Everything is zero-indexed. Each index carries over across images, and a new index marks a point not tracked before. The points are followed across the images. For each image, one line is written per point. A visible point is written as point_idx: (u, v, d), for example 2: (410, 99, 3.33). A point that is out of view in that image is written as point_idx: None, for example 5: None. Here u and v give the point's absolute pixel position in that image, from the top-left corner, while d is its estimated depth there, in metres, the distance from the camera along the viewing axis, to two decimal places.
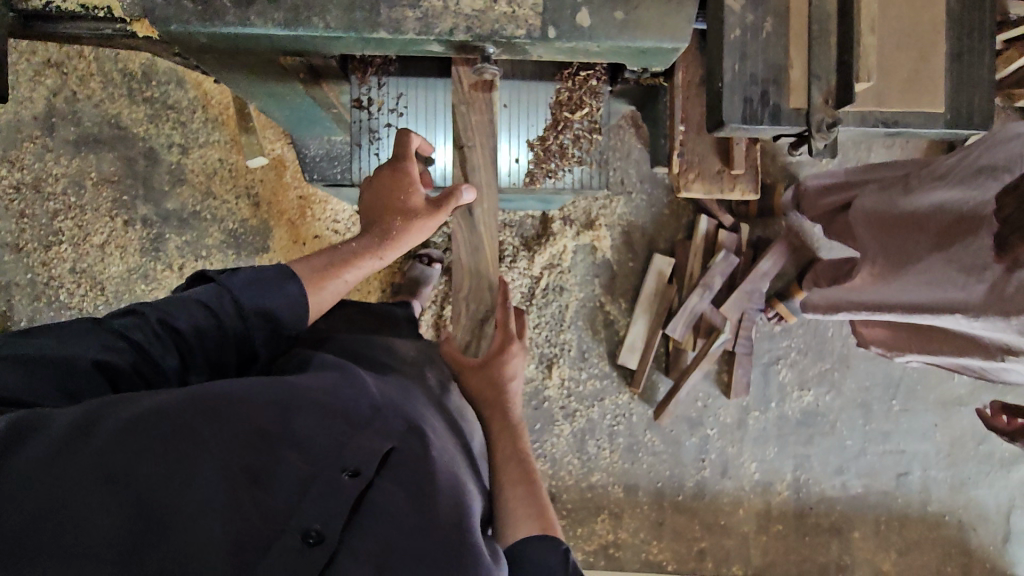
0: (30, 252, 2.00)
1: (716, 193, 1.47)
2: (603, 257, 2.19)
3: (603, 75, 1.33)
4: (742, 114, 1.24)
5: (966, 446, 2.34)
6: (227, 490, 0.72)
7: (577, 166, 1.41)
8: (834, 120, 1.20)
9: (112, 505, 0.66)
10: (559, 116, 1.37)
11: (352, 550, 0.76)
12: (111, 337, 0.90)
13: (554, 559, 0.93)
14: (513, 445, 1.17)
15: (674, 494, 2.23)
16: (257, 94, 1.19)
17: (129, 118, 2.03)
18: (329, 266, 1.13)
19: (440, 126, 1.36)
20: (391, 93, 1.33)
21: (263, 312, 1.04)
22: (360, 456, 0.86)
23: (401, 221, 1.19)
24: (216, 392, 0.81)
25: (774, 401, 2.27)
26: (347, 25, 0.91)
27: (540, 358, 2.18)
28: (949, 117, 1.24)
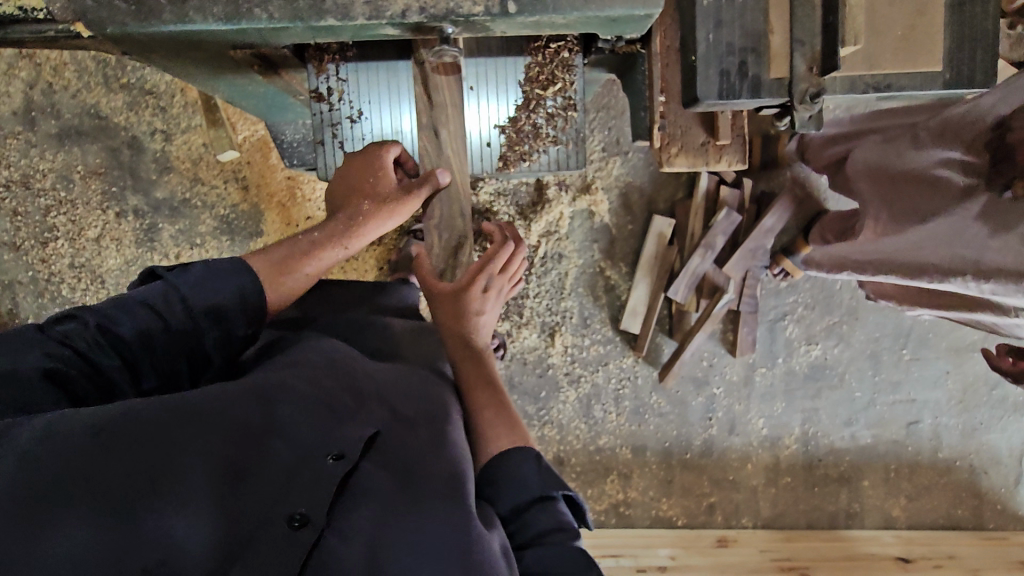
0: (27, 250, 2.00)
1: (700, 166, 1.32)
2: (601, 222, 2.14)
3: (575, 46, 1.25)
4: (719, 90, 1.10)
5: (978, 392, 2.32)
6: (210, 491, 0.80)
7: (553, 146, 1.35)
8: (817, 90, 1.07)
9: (93, 507, 0.73)
10: (532, 94, 1.30)
11: (339, 529, 0.83)
12: (53, 344, 0.91)
13: (529, 468, 1.02)
14: (482, 372, 1.21)
15: (682, 453, 2.26)
16: (216, 87, 1.16)
17: (107, 107, 1.98)
18: (287, 258, 1.14)
19: (405, 99, 1.30)
20: (351, 79, 1.28)
21: (208, 307, 1.03)
22: (345, 440, 0.92)
23: (367, 205, 1.19)
24: (195, 397, 0.87)
25: (781, 357, 2.25)
26: (291, 15, 0.86)
27: (542, 327, 2.16)
28: (947, 77, 1.09)
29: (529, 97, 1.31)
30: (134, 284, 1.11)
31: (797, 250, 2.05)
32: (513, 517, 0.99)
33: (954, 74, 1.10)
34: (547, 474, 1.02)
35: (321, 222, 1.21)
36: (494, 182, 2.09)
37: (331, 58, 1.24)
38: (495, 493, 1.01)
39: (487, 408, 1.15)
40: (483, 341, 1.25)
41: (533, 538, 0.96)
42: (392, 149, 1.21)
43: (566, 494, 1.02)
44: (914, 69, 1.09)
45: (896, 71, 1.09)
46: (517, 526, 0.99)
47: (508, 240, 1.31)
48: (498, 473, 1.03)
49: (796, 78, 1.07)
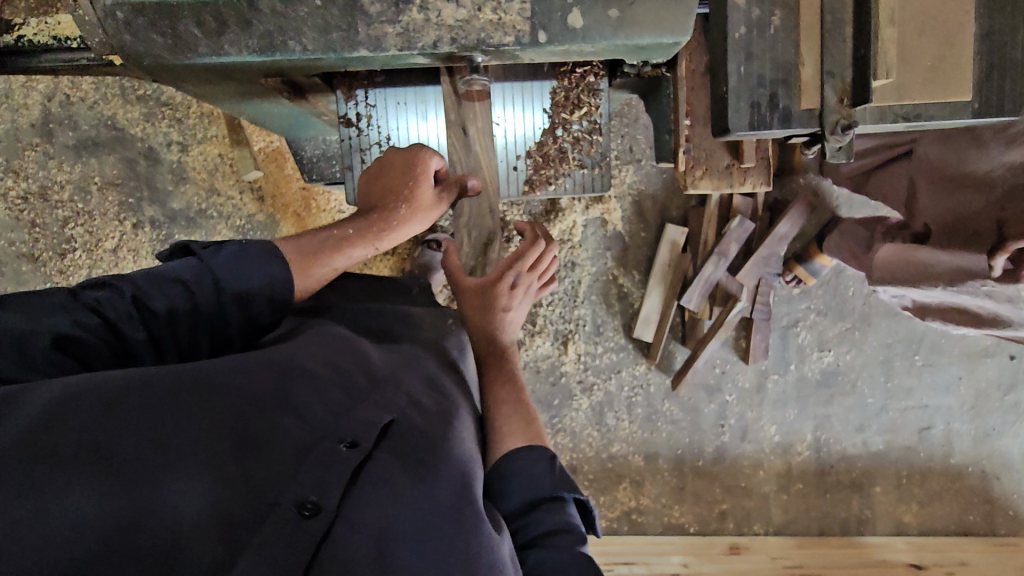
0: (45, 261, 2.02)
1: (724, 188, 1.32)
2: (614, 230, 2.14)
3: (601, 70, 1.29)
4: (749, 119, 1.10)
5: (991, 398, 2.32)
6: (220, 466, 0.78)
7: (578, 170, 1.35)
8: (851, 122, 1.06)
9: (104, 475, 0.72)
10: (558, 118, 1.33)
11: (348, 517, 0.80)
12: (85, 312, 0.93)
13: (542, 466, 1.04)
14: (503, 366, 1.26)
15: (694, 460, 2.26)
16: (245, 111, 1.18)
17: (124, 119, 2.00)
18: (319, 248, 1.16)
19: (432, 116, 1.31)
20: (380, 104, 1.30)
21: (238, 295, 1.05)
22: (356, 428, 0.90)
23: (403, 207, 1.22)
24: (209, 373, 0.88)
25: (793, 364, 2.26)
26: (323, 47, 0.89)
27: (555, 335, 2.17)
28: (976, 107, 1.08)
29: (555, 122, 1.33)
30: (164, 254, 1.15)
31: (812, 257, 2.07)
32: (519, 514, 1.02)
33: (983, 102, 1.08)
34: (560, 479, 1.04)
35: (353, 216, 1.23)
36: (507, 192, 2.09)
37: (360, 84, 1.27)
38: (505, 487, 1.03)
39: (506, 401, 1.19)
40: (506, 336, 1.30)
41: (537, 538, 0.98)
42: (434, 162, 1.24)
43: (576, 497, 1.03)
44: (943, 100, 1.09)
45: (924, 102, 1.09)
46: (522, 522, 1.01)
47: (538, 239, 1.36)
48: (510, 470, 1.05)
49: (826, 110, 1.07)
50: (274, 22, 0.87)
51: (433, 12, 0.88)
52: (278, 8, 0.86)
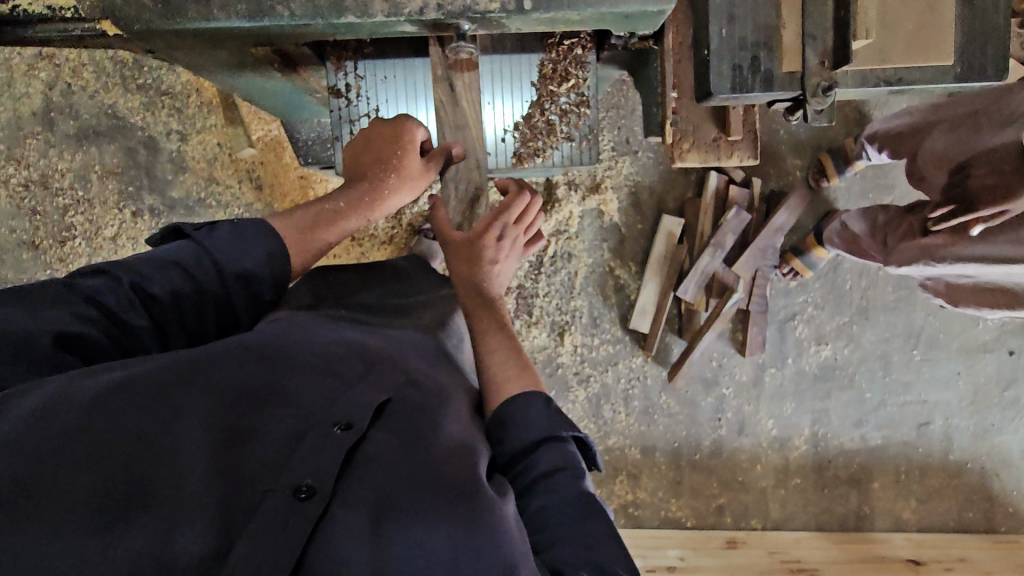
0: (45, 249, 2.03)
1: (710, 160, 1.32)
2: (611, 221, 2.15)
3: (588, 42, 1.28)
4: (731, 83, 1.09)
5: (990, 394, 2.30)
6: (214, 454, 0.78)
7: (566, 143, 1.36)
8: (830, 82, 1.07)
9: (101, 469, 0.72)
10: (545, 90, 1.33)
11: (344, 499, 0.79)
12: (83, 304, 0.93)
13: (537, 409, 1.03)
14: (494, 316, 1.22)
15: (691, 454, 2.25)
16: (236, 85, 1.18)
17: (124, 107, 2.01)
18: (314, 220, 1.21)
19: (422, 89, 1.31)
20: (369, 76, 1.31)
21: (240, 272, 1.09)
22: (352, 409, 0.90)
23: (392, 177, 1.26)
24: (201, 363, 0.88)
25: (791, 357, 2.25)
26: (312, 12, 0.88)
27: (551, 327, 2.17)
28: (958, 70, 1.09)
29: (542, 94, 1.33)
30: (153, 238, 1.15)
31: (808, 250, 2.06)
32: (522, 454, 1.00)
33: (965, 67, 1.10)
34: (556, 416, 1.02)
35: (343, 187, 1.27)
36: None
37: (350, 56, 1.27)
38: (506, 434, 1.02)
39: (501, 349, 1.17)
40: (496, 291, 1.27)
41: (537, 480, 0.97)
42: (419, 133, 1.27)
43: (575, 435, 1.02)
44: (922, 65, 1.10)
45: (905, 66, 1.10)
46: (522, 466, 0.99)
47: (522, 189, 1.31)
48: (508, 414, 1.04)
49: (806, 74, 1.07)
50: None
51: None
52: None
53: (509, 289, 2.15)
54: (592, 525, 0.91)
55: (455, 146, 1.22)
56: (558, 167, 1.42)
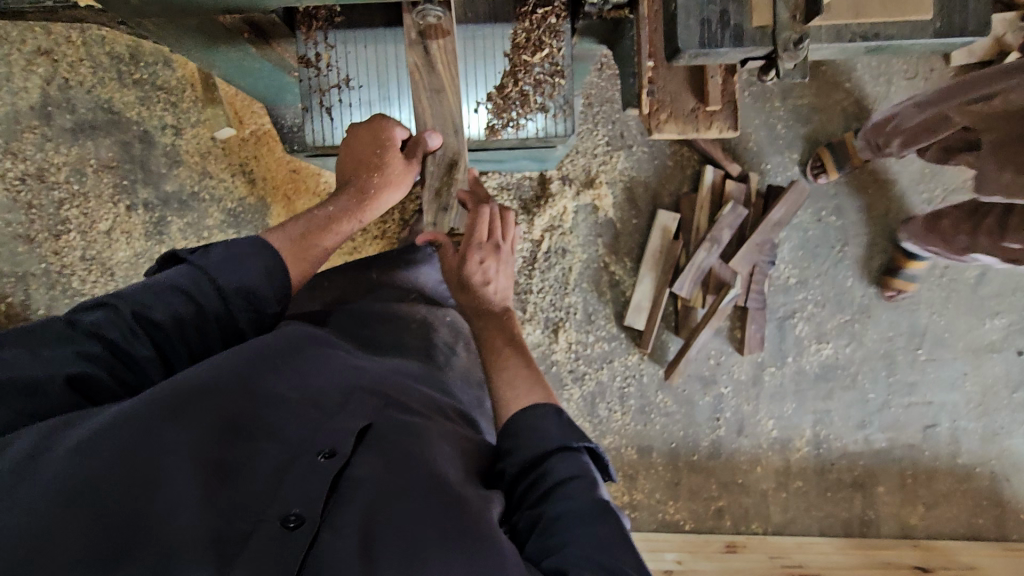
0: (40, 242, 2.04)
1: (689, 134, 1.18)
2: (605, 216, 2.12)
3: (562, 11, 1.25)
4: (700, 37, 0.93)
5: (998, 395, 2.23)
6: (202, 489, 0.74)
7: (540, 113, 1.31)
8: (802, 35, 0.90)
9: (84, 516, 0.67)
10: (518, 60, 1.28)
11: (335, 526, 0.76)
12: (85, 340, 0.90)
13: (548, 418, 0.97)
14: (508, 337, 1.17)
15: (689, 454, 2.20)
16: (211, 61, 1.23)
17: (120, 102, 2.03)
18: (308, 231, 1.16)
19: (396, 59, 1.27)
20: (340, 46, 1.27)
21: (240, 289, 1.03)
22: (337, 436, 0.87)
23: (377, 177, 1.22)
24: (182, 389, 0.84)
25: (791, 356, 2.19)
26: None
27: (545, 323, 2.13)
28: (938, 25, 0.91)
29: (515, 63, 1.29)
30: (154, 268, 1.10)
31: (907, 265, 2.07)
32: (530, 467, 0.93)
33: (945, 21, 0.91)
34: (568, 426, 0.96)
35: (335, 194, 1.23)
36: (497, 176, 2.08)
37: (319, 25, 1.24)
38: (512, 445, 0.96)
39: (499, 352, 1.14)
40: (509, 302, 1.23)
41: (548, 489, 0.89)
42: (398, 130, 1.23)
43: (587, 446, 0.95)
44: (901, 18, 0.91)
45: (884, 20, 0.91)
46: (534, 477, 0.92)
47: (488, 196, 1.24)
48: (520, 426, 0.98)
49: (778, 26, 0.90)
50: None
51: None
52: None
53: None
54: (602, 531, 0.84)
55: (431, 131, 1.17)
56: (535, 142, 1.36)
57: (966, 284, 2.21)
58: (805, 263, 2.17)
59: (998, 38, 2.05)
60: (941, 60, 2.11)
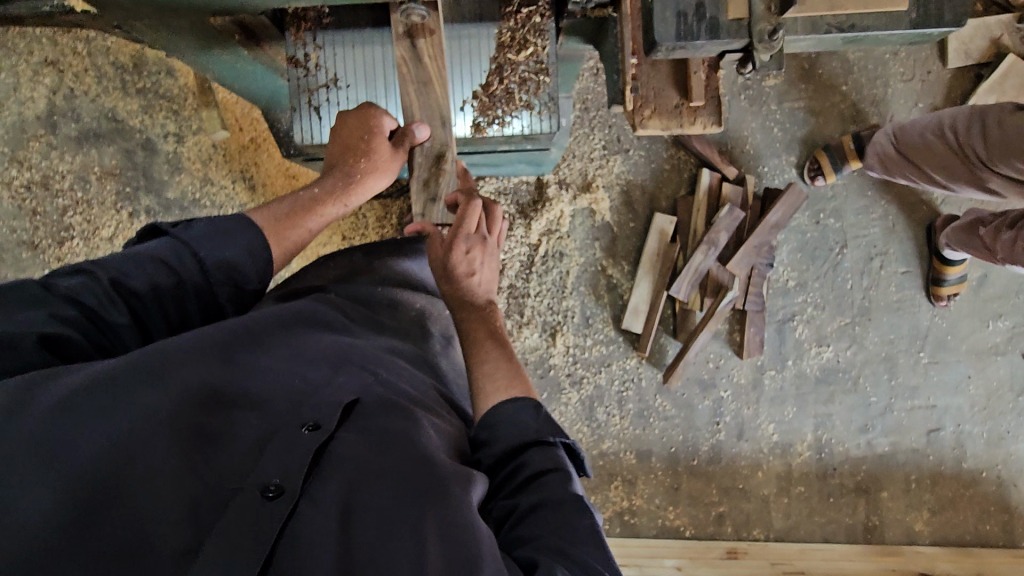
0: (44, 248, 2.07)
1: (674, 130, 1.19)
2: (602, 220, 2.12)
3: (547, 11, 1.27)
4: (677, 31, 0.93)
5: (1004, 399, 2.20)
6: (182, 454, 0.75)
7: (524, 112, 1.32)
8: (775, 26, 0.91)
9: (65, 474, 0.69)
10: (504, 58, 1.30)
11: (314, 498, 0.77)
12: (60, 304, 0.92)
13: (525, 412, 1.00)
14: (489, 325, 1.19)
15: (688, 459, 2.18)
16: (202, 62, 1.27)
17: (124, 110, 2.06)
18: (292, 211, 1.21)
19: (383, 61, 1.29)
20: (328, 47, 1.29)
21: (220, 262, 1.07)
22: (320, 411, 0.88)
23: (363, 162, 1.25)
24: (163, 358, 0.85)
25: (791, 359, 2.18)
26: None
27: (543, 327, 2.13)
28: (914, 17, 0.92)
29: (501, 61, 1.30)
30: (129, 242, 1.13)
31: (947, 272, 2.07)
32: (508, 459, 0.96)
33: (921, 13, 0.92)
34: (545, 421, 0.99)
35: (320, 176, 1.27)
36: (494, 181, 2.09)
37: (308, 27, 1.26)
38: (492, 437, 0.99)
39: (481, 339, 1.17)
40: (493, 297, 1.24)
41: (527, 479, 0.92)
42: (386, 119, 1.26)
43: (566, 442, 0.98)
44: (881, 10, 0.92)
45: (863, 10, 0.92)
46: (511, 469, 0.95)
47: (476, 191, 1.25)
48: (499, 420, 1.00)
49: (753, 18, 0.92)
50: None
51: None
52: None
53: (500, 289, 2.12)
54: (578, 524, 0.87)
55: (418, 121, 1.21)
56: (521, 139, 1.37)
57: (968, 286, 2.20)
58: (803, 266, 2.16)
59: (995, 40, 2.05)
60: (938, 62, 2.11)
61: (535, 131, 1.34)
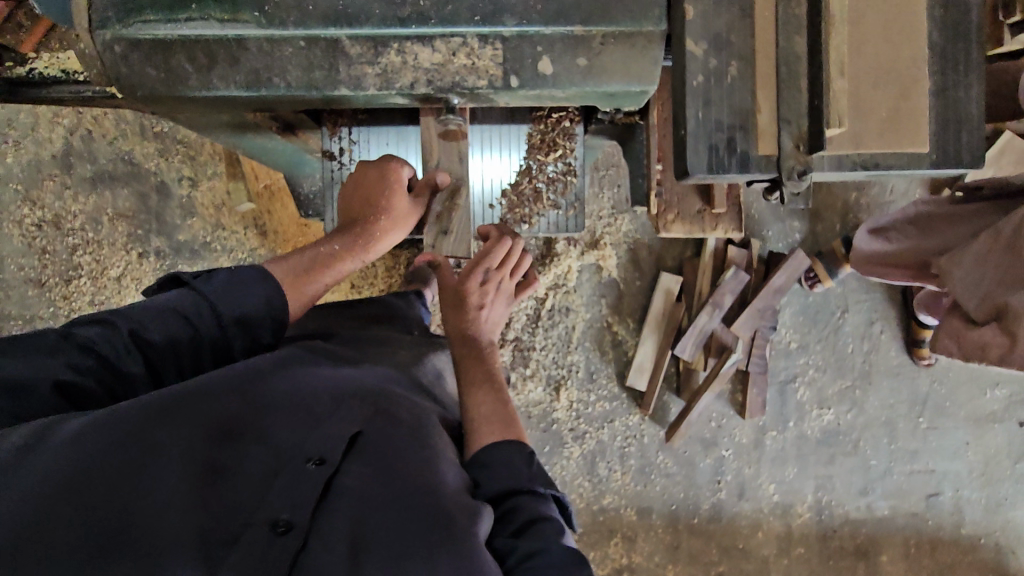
0: (52, 286, 2.07)
1: (696, 232, 1.31)
2: (609, 277, 2.15)
3: (576, 116, 1.36)
4: (709, 162, 0.92)
5: (1001, 465, 2.22)
6: (192, 490, 0.76)
7: (552, 211, 1.43)
8: (806, 167, 0.91)
9: (81, 511, 0.70)
10: (534, 159, 1.40)
11: (322, 533, 0.78)
12: (77, 353, 0.91)
13: (519, 457, 1.03)
14: (486, 369, 1.23)
15: (689, 517, 2.18)
16: (237, 144, 1.26)
17: (141, 153, 2.08)
18: (308, 267, 1.19)
19: (412, 148, 1.38)
20: (362, 140, 1.38)
21: (238, 318, 1.07)
22: (325, 443, 0.88)
23: (384, 219, 1.25)
24: (172, 395, 0.86)
25: (792, 420, 2.19)
26: (307, 84, 0.91)
27: (547, 381, 2.14)
28: (933, 157, 0.91)
29: (531, 163, 1.40)
30: (152, 288, 1.13)
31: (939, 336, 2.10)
32: (500, 499, 0.97)
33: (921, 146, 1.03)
34: (538, 471, 1.03)
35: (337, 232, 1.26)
36: None
37: (343, 121, 1.35)
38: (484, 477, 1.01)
39: (479, 383, 1.20)
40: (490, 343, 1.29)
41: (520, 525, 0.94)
42: (404, 169, 1.28)
43: (554, 493, 1.02)
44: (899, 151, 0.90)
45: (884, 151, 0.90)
46: (503, 510, 0.96)
47: (505, 236, 1.33)
48: (488, 458, 1.03)
49: (782, 156, 0.91)
50: (262, 60, 0.90)
51: (410, 56, 0.91)
52: (266, 47, 0.89)
53: (505, 341, 2.13)
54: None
55: (439, 173, 1.21)
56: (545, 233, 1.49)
57: None
58: (805, 328, 2.19)
59: None
60: None
61: (559, 225, 1.45)
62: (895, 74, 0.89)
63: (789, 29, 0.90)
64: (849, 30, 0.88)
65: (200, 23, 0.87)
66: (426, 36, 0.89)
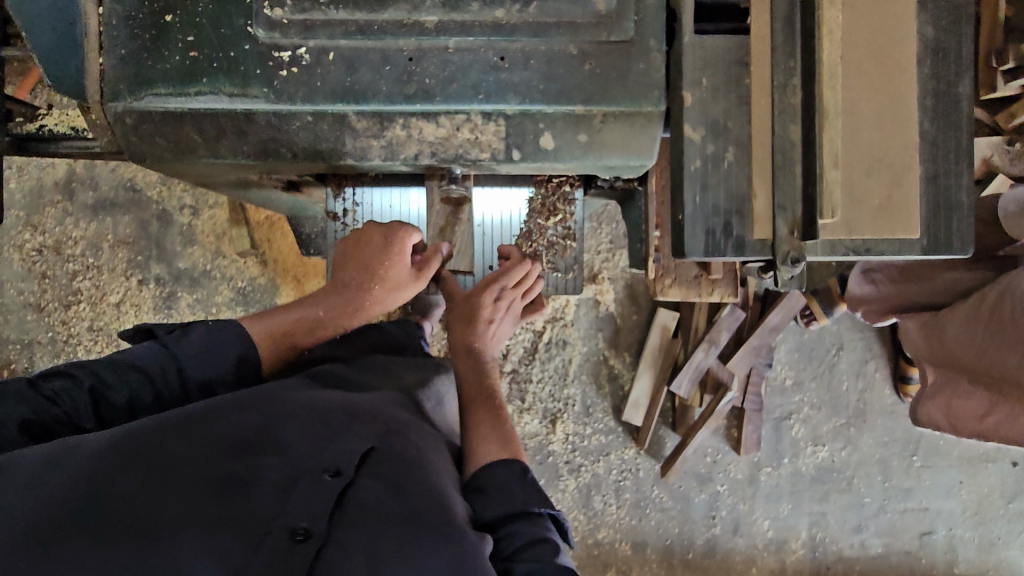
0: (50, 311, 2.08)
1: (692, 296, 1.31)
2: (606, 311, 2.16)
3: (576, 182, 1.40)
4: (704, 245, 0.95)
5: (995, 505, 2.23)
6: (210, 502, 0.78)
7: (552, 274, 1.49)
8: (800, 255, 0.93)
9: (108, 524, 0.74)
10: (534, 223, 1.45)
11: (339, 541, 0.78)
12: (41, 401, 0.92)
13: (514, 480, 1.03)
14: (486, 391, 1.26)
15: (683, 552, 2.18)
16: (243, 196, 1.30)
17: (143, 182, 2.10)
18: (294, 329, 1.23)
19: (415, 210, 1.42)
20: (364, 204, 1.41)
21: (202, 384, 1.08)
22: (341, 456, 0.89)
23: (380, 286, 1.28)
24: (192, 418, 0.90)
25: (787, 457, 2.20)
26: (314, 156, 0.99)
27: (543, 414, 2.14)
28: (925, 243, 0.94)
29: (530, 226, 1.45)
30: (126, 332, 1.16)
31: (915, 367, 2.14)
32: (500, 521, 0.98)
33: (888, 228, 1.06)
34: (532, 488, 1.03)
35: (331, 293, 1.30)
36: None
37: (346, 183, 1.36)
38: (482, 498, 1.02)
39: (478, 399, 1.23)
40: (489, 361, 1.33)
41: (518, 548, 0.96)
42: (413, 236, 1.28)
43: (552, 511, 1.02)
44: (891, 239, 0.93)
45: (875, 238, 0.93)
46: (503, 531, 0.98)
47: (521, 260, 1.40)
48: (485, 480, 1.04)
49: (777, 241, 0.93)
50: (270, 132, 0.96)
51: (415, 130, 0.97)
52: (274, 122, 0.95)
53: (502, 373, 2.14)
54: None
55: (443, 248, 1.31)
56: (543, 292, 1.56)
57: None
58: (801, 365, 2.20)
59: None
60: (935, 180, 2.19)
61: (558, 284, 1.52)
62: (887, 163, 0.92)
63: (785, 117, 0.92)
64: (843, 122, 0.91)
65: (211, 96, 0.93)
66: (431, 113, 0.95)
